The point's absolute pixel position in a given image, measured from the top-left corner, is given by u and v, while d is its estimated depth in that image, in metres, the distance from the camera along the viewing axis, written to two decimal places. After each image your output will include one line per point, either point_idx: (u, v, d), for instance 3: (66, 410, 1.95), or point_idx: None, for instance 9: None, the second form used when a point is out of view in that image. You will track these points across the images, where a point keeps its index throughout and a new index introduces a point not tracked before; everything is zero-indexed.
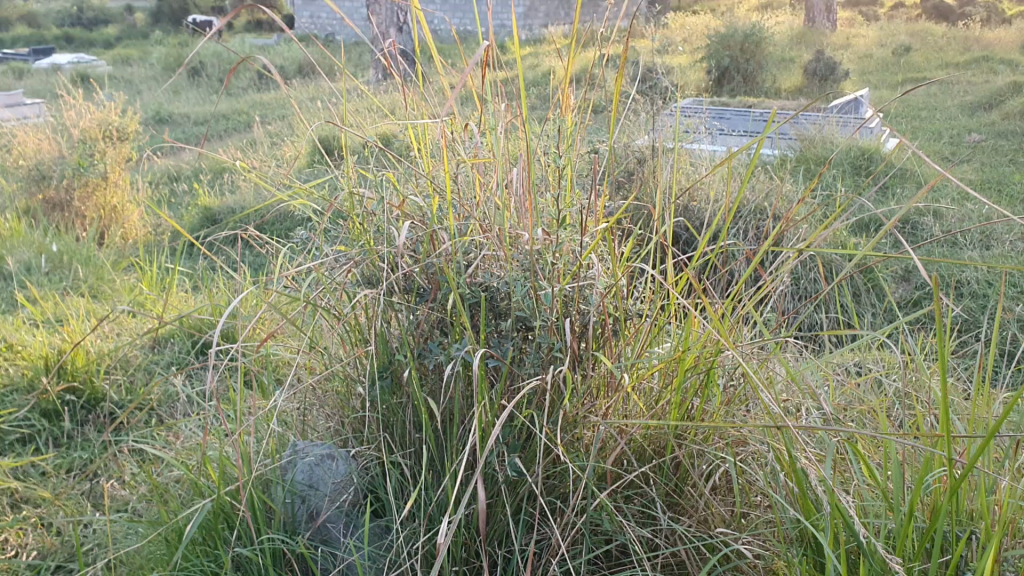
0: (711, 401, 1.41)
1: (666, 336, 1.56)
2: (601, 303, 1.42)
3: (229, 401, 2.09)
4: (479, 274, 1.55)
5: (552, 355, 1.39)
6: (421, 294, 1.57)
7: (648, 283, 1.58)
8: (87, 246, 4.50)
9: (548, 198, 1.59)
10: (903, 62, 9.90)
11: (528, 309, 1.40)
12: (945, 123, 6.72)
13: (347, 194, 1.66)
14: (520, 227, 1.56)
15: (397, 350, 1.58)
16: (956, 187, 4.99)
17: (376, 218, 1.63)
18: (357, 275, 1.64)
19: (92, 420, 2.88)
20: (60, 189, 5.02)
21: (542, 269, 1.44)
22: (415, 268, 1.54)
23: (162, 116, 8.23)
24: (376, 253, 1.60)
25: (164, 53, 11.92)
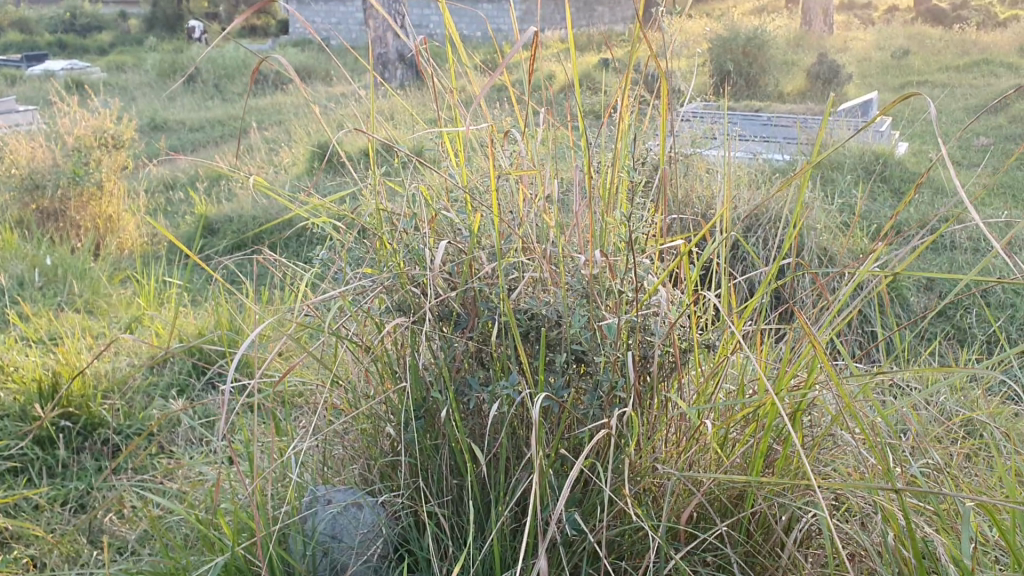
0: (795, 446, 1.26)
1: (732, 368, 1.40)
2: (669, 334, 1.27)
3: (236, 436, 1.94)
4: (525, 299, 1.39)
5: (614, 395, 1.23)
6: (460, 322, 1.42)
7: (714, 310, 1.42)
8: (83, 258, 4.32)
9: (600, 213, 1.43)
10: (902, 65, 9.77)
11: (586, 342, 1.25)
12: (954, 125, 6.57)
13: (375, 209, 1.50)
14: (569, 247, 1.40)
15: (431, 386, 1.43)
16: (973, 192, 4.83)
17: (407, 237, 1.47)
18: (386, 302, 1.48)
19: (90, 448, 2.72)
20: (55, 199, 4.84)
21: (601, 296, 1.28)
22: (454, 294, 1.38)
23: (157, 123, 8.06)
24: (409, 276, 1.44)
25: (159, 61, 11.75)
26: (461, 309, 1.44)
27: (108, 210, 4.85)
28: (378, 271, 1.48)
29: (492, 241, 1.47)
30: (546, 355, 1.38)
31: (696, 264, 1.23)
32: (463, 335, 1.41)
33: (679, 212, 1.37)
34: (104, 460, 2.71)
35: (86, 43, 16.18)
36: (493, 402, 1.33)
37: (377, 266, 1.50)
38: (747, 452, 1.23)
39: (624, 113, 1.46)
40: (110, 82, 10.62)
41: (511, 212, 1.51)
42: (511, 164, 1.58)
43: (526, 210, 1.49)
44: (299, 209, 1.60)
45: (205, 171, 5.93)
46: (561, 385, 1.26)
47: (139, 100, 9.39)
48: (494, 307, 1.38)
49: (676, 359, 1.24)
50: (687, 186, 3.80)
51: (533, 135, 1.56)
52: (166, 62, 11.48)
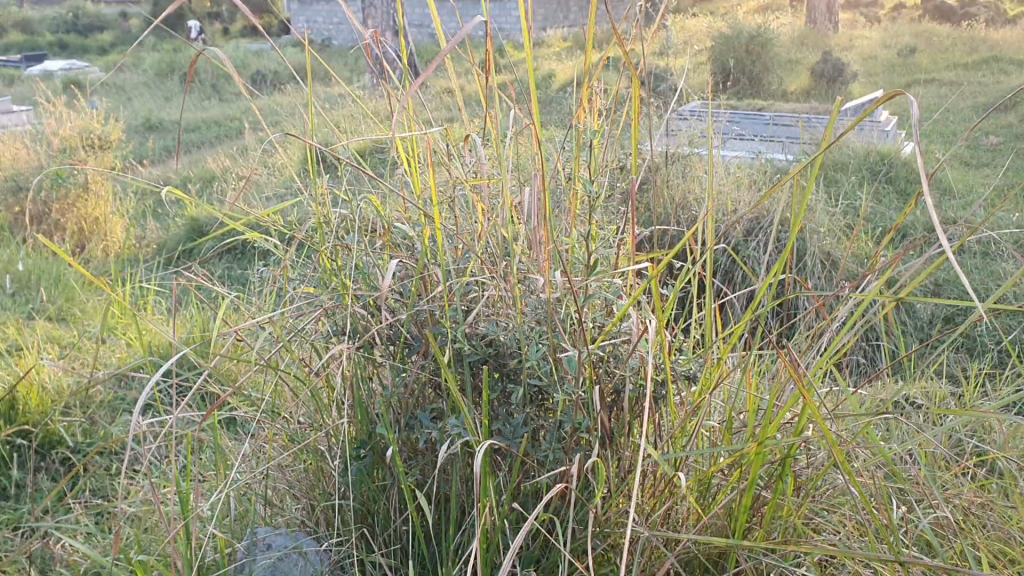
0: (786, 495, 1.11)
1: (717, 398, 1.24)
2: (641, 365, 1.11)
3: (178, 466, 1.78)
4: (483, 322, 1.24)
5: (577, 436, 1.08)
6: (411, 346, 1.27)
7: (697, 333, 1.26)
8: (60, 263, 4.16)
9: (570, 225, 1.27)
10: (909, 63, 9.58)
11: (547, 376, 1.10)
12: (962, 124, 6.40)
13: (319, 221, 1.34)
14: (530, 264, 1.25)
15: (379, 420, 1.28)
16: (982, 193, 4.66)
17: (353, 252, 1.32)
18: (329, 325, 1.33)
19: (46, 468, 2.57)
20: (36, 201, 4.68)
21: (563, 320, 1.13)
22: (401, 318, 1.23)
23: (151, 123, 7.90)
24: (354, 297, 1.28)
25: (158, 60, 11.60)
26: (414, 331, 1.29)
27: (92, 213, 4.68)
28: (322, 290, 1.32)
29: (448, 255, 1.32)
30: (505, 386, 1.23)
31: (680, 288, 1.07)
32: (415, 362, 1.26)
33: (657, 224, 1.22)
34: (61, 481, 2.54)
35: (86, 43, 16.00)
36: (443, 441, 1.18)
37: (321, 284, 1.34)
38: (728, 504, 1.08)
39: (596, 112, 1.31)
40: (106, 82, 10.46)
41: (471, 223, 1.35)
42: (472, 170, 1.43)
43: (486, 220, 1.34)
44: (235, 222, 1.44)
45: (195, 171, 5.76)
46: (519, 421, 1.11)
47: (135, 101, 9.24)
48: (447, 332, 1.23)
49: (650, 395, 1.09)
50: (686, 188, 3.64)
51: (499, 139, 1.40)
52: (164, 61, 11.32)
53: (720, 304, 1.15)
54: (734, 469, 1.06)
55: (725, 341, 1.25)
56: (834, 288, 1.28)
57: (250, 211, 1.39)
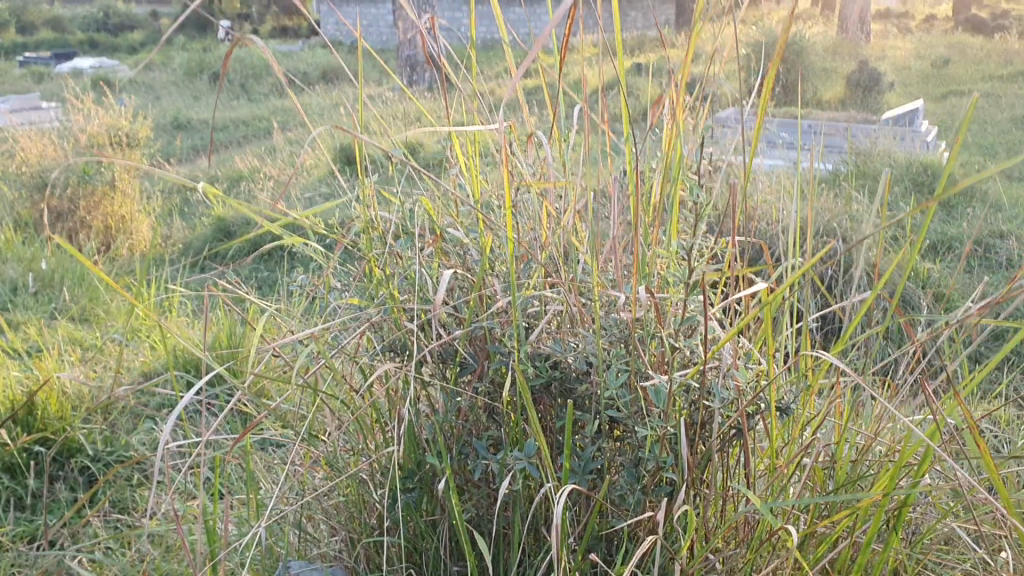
0: (895, 551, 0.98)
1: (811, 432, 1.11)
2: (735, 398, 0.98)
3: (200, 488, 1.65)
4: (548, 342, 1.11)
5: (660, 477, 0.95)
6: (466, 367, 1.14)
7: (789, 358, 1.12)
8: (85, 262, 4.04)
9: (646, 235, 1.14)
10: (944, 75, 9.39)
11: (625, 407, 0.97)
12: (1004, 136, 6.21)
13: (365, 225, 1.22)
14: (603, 281, 1.12)
15: (428, 449, 1.15)
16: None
17: (402, 259, 1.19)
18: (374, 340, 1.20)
19: (63, 479, 2.46)
20: (62, 198, 4.56)
21: (644, 344, 1.00)
22: (456, 335, 1.10)
23: (180, 121, 7.82)
24: (401, 310, 1.16)
25: (188, 59, 11.54)
26: (469, 350, 1.16)
27: (119, 211, 4.57)
28: (368, 302, 1.20)
29: (507, 266, 1.19)
30: (573, 416, 1.10)
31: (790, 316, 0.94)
32: (470, 385, 1.13)
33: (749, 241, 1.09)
34: (79, 492, 2.43)
35: (116, 42, 15.96)
36: (504, 477, 1.05)
37: (366, 295, 1.22)
38: (832, 559, 0.96)
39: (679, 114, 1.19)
40: (136, 81, 10.40)
41: (532, 231, 1.23)
42: (533, 174, 1.30)
43: (550, 228, 1.22)
44: (274, 223, 1.32)
45: (223, 170, 5.66)
46: (591, 459, 0.99)
47: (164, 99, 9.16)
48: (509, 352, 1.10)
49: (742, 432, 0.96)
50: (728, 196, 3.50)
51: (564, 141, 1.28)
52: (193, 61, 11.24)
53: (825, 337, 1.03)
54: (842, 520, 0.94)
55: (822, 366, 1.11)
56: (942, 319, 1.16)
57: (289, 213, 1.27)
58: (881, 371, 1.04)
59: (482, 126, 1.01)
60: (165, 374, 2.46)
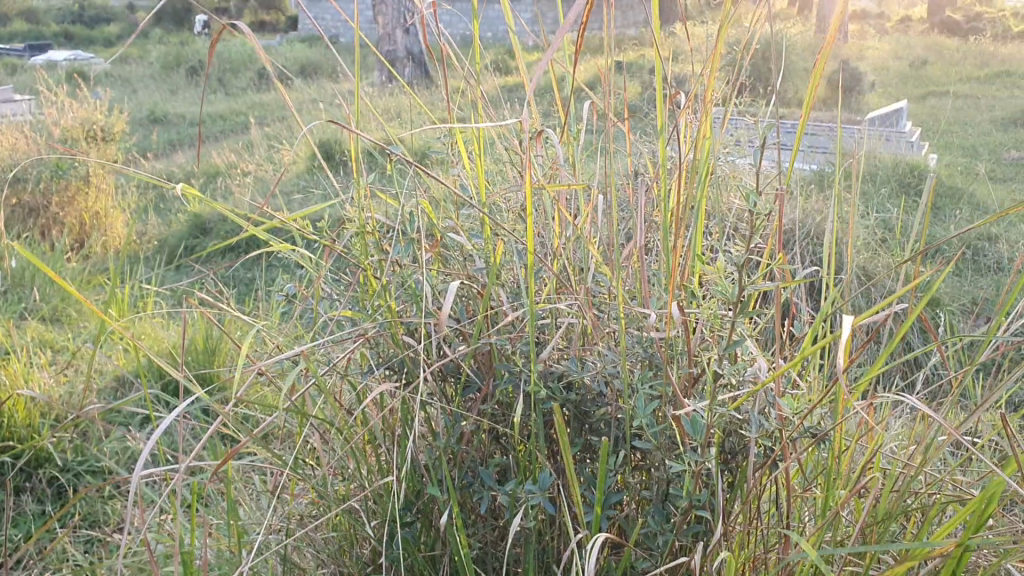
0: None
1: (848, 459, 1.02)
2: (774, 428, 0.89)
3: (176, 508, 1.55)
4: (562, 361, 1.01)
5: (692, 515, 0.86)
6: (470, 387, 1.05)
7: (823, 380, 1.03)
8: (60, 258, 3.85)
9: (672, 244, 1.04)
10: (924, 74, 9.32)
11: (653, 437, 0.88)
12: (988, 136, 6.13)
13: (359, 229, 1.11)
14: (625, 296, 1.02)
15: (429, 476, 1.06)
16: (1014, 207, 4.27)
17: (401, 267, 1.09)
18: (369, 354, 1.10)
19: (30, 491, 2.36)
20: (36, 193, 4.35)
21: (673, 365, 0.90)
22: (462, 352, 1.00)
23: (156, 115, 7.67)
24: (400, 325, 1.06)
25: (165, 53, 11.37)
26: (474, 368, 1.06)
27: (95, 207, 4.42)
28: (364, 312, 1.09)
29: (516, 276, 1.10)
30: (588, 442, 1.01)
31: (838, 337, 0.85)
32: (474, 405, 1.04)
33: (784, 251, 1.00)
34: (48, 504, 2.33)
35: (92, 35, 15.74)
36: (515, 513, 0.96)
37: (360, 306, 1.11)
38: None
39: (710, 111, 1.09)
40: (112, 75, 10.24)
41: (539, 236, 1.14)
42: (542, 174, 1.20)
43: (560, 234, 1.12)
44: (256, 228, 1.20)
45: (199, 166, 5.53)
46: (614, 494, 0.90)
47: (139, 93, 9.00)
48: (519, 371, 1.00)
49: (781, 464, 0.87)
50: None
51: (575, 138, 1.18)
52: (170, 54, 11.07)
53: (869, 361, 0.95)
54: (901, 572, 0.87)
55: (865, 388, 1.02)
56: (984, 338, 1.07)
57: (274, 215, 1.16)
58: (927, 396, 0.95)
59: (495, 124, 0.91)
60: (137, 386, 2.34)
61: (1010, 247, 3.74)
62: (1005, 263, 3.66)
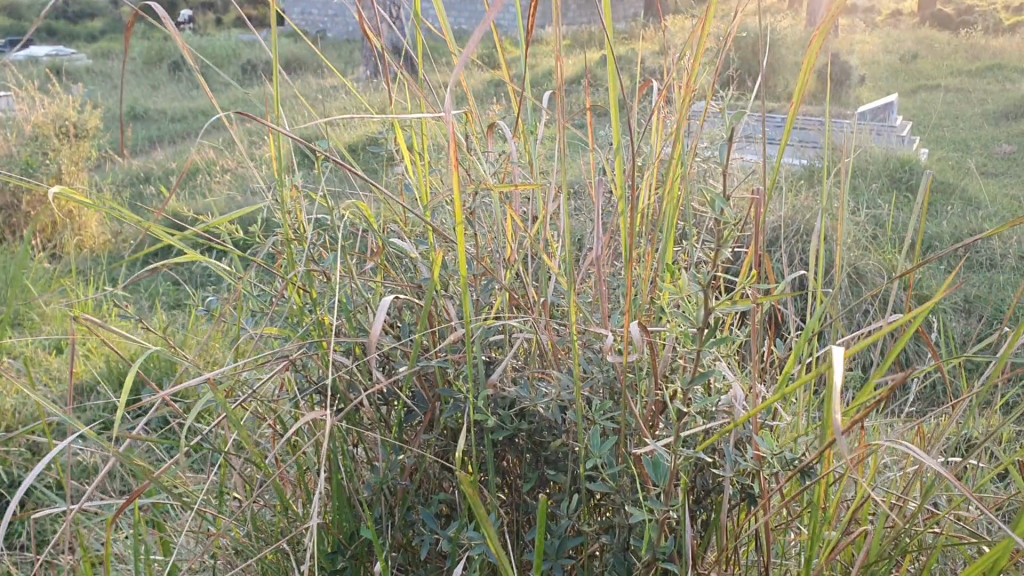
0: None
1: (830, 491, 0.91)
2: (748, 465, 0.78)
3: (114, 541, 1.41)
4: (513, 383, 0.90)
5: (656, 570, 0.75)
6: (411, 412, 0.94)
7: (808, 401, 0.92)
8: (29, 261, 3.67)
9: (637, 253, 0.93)
10: (912, 69, 9.19)
11: (612, 478, 0.77)
12: (978, 129, 6.02)
13: (288, 235, 0.99)
14: (587, 310, 0.91)
15: (367, 511, 0.95)
16: (1007, 203, 4.16)
17: (334, 278, 0.97)
18: (296, 377, 0.98)
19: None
20: (6, 193, 4.16)
21: (633, 391, 0.79)
22: (398, 378, 0.89)
23: (137, 112, 7.49)
24: (331, 344, 0.94)
25: (149, 47, 11.16)
26: (416, 391, 0.95)
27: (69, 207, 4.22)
28: (293, 330, 0.98)
29: (466, 288, 0.98)
30: (542, 473, 0.90)
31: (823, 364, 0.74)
32: (415, 434, 0.93)
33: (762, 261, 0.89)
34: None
35: (74, 32, 15.53)
36: (459, 562, 0.85)
37: (291, 323, 1.00)
38: None
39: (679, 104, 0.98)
40: (94, 70, 10.04)
41: (493, 244, 1.03)
42: (497, 172, 1.09)
43: (513, 242, 1.01)
44: (174, 237, 1.07)
45: (176, 163, 5.36)
46: (567, 543, 0.79)
47: (119, 89, 8.82)
48: (466, 398, 0.89)
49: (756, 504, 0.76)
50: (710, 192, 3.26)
51: (532, 133, 1.07)
52: (151, 50, 10.89)
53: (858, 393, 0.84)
54: None
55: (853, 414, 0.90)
56: (987, 359, 0.96)
57: (189, 224, 1.04)
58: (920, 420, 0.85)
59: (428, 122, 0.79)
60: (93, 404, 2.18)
61: (1003, 243, 3.63)
62: (996, 261, 3.54)
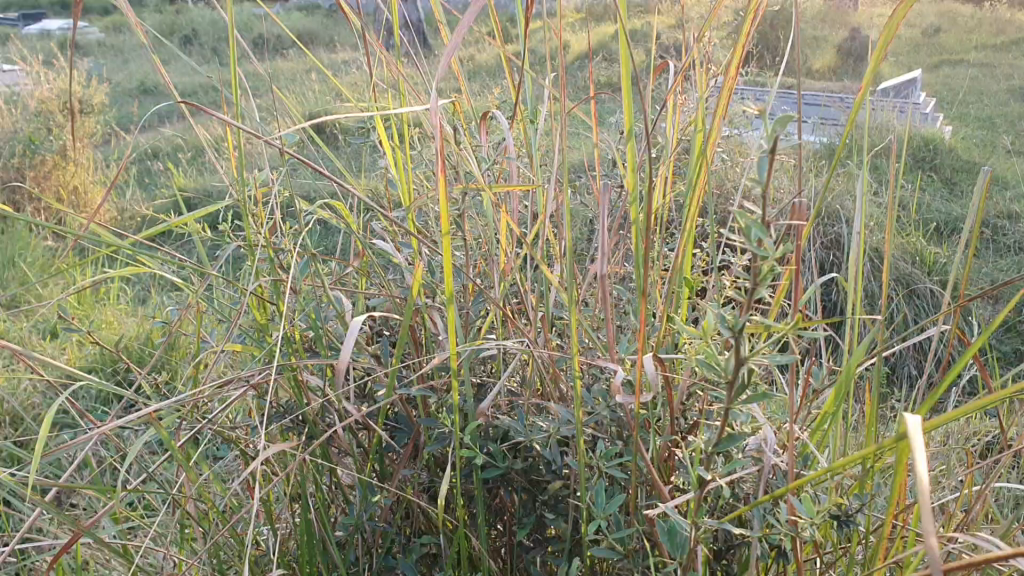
0: None
1: (867, 530, 0.80)
2: (780, 517, 0.67)
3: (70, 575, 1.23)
4: (506, 415, 0.78)
5: None
6: (390, 440, 0.82)
7: (842, 430, 0.80)
8: (25, 235, 3.30)
9: (651, 264, 0.81)
10: (934, 43, 8.93)
11: (624, 540, 0.65)
12: (1004, 106, 5.83)
13: (251, 241, 0.87)
14: (592, 329, 0.79)
15: (345, 553, 0.84)
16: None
17: (304, 290, 0.85)
18: (261, 400, 0.86)
19: None
20: (4, 169, 3.82)
21: (645, 434, 0.68)
22: (376, 408, 0.77)
23: (146, 87, 7.23)
24: (301, 365, 0.82)
25: (156, 23, 10.82)
26: (396, 419, 0.83)
27: (74, 181, 3.82)
28: (258, 349, 0.86)
29: (454, 298, 0.86)
30: (539, 514, 0.79)
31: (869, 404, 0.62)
32: (395, 468, 0.81)
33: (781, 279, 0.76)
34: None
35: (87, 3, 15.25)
36: None
37: (256, 339, 0.88)
38: None
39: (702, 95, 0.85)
40: (103, 44, 9.71)
41: (488, 249, 0.91)
42: (493, 167, 0.96)
43: (510, 247, 0.89)
44: (129, 240, 0.95)
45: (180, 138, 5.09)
46: None
47: (128, 62, 8.61)
48: (453, 431, 0.78)
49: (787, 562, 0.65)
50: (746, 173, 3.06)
51: (533, 123, 0.94)
52: (162, 21, 10.62)
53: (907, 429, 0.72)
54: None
55: (888, 449, 0.79)
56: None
57: (139, 224, 0.91)
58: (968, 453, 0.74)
59: (410, 114, 0.66)
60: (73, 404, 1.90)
61: None
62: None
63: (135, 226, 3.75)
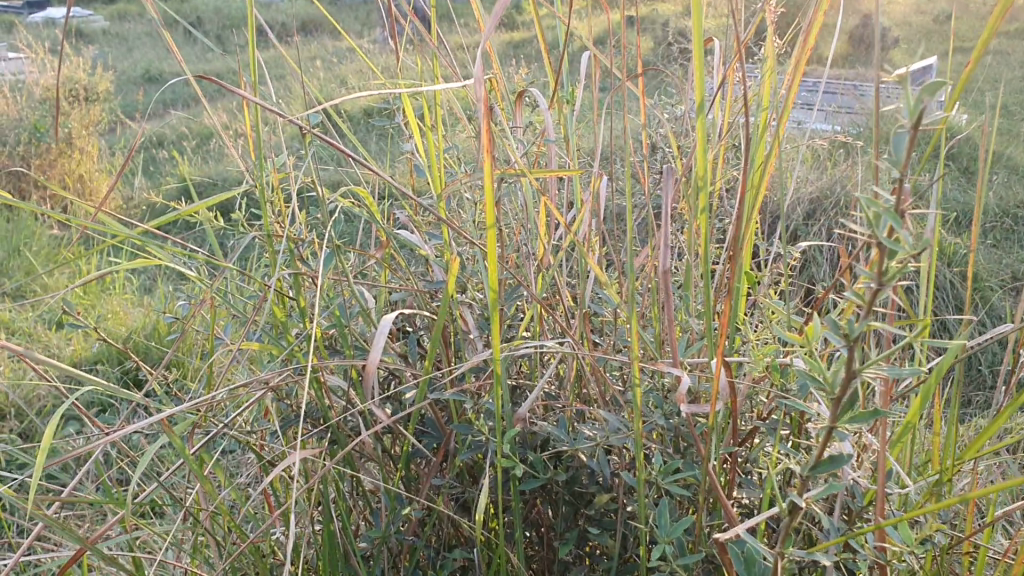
0: None
1: (936, 547, 0.73)
2: (857, 539, 0.60)
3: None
4: (548, 421, 0.72)
5: None
6: (420, 447, 0.76)
7: (910, 438, 0.74)
8: (29, 223, 3.22)
9: (707, 258, 0.75)
10: None
11: (686, 563, 0.58)
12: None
13: (270, 232, 0.80)
14: (643, 327, 0.73)
15: (370, 569, 0.77)
16: None
17: (327, 284, 0.79)
18: (279, 404, 0.80)
19: None
20: (9, 156, 3.75)
21: (710, 445, 0.61)
22: (408, 413, 0.71)
23: (152, 74, 7.14)
24: (325, 366, 0.76)
25: (162, 10, 10.71)
26: (426, 424, 0.77)
27: (80, 168, 3.74)
28: (277, 348, 0.79)
29: (488, 293, 0.80)
30: (583, 528, 0.72)
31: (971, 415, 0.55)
32: (425, 476, 0.75)
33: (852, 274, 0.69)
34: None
35: None
36: None
37: (273, 337, 0.81)
38: None
39: (762, 76, 0.79)
40: (109, 32, 9.61)
41: (524, 241, 0.84)
42: (528, 152, 0.89)
43: (548, 238, 0.82)
44: (135, 230, 0.88)
45: (188, 125, 5.00)
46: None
47: (133, 50, 8.49)
48: (492, 438, 0.71)
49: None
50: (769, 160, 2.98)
51: (571, 103, 0.87)
52: (168, 9, 10.51)
53: (985, 435, 0.66)
54: None
55: (960, 460, 0.73)
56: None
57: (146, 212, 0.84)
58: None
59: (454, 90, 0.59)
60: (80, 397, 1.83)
61: None
62: None
63: (142, 215, 3.68)
